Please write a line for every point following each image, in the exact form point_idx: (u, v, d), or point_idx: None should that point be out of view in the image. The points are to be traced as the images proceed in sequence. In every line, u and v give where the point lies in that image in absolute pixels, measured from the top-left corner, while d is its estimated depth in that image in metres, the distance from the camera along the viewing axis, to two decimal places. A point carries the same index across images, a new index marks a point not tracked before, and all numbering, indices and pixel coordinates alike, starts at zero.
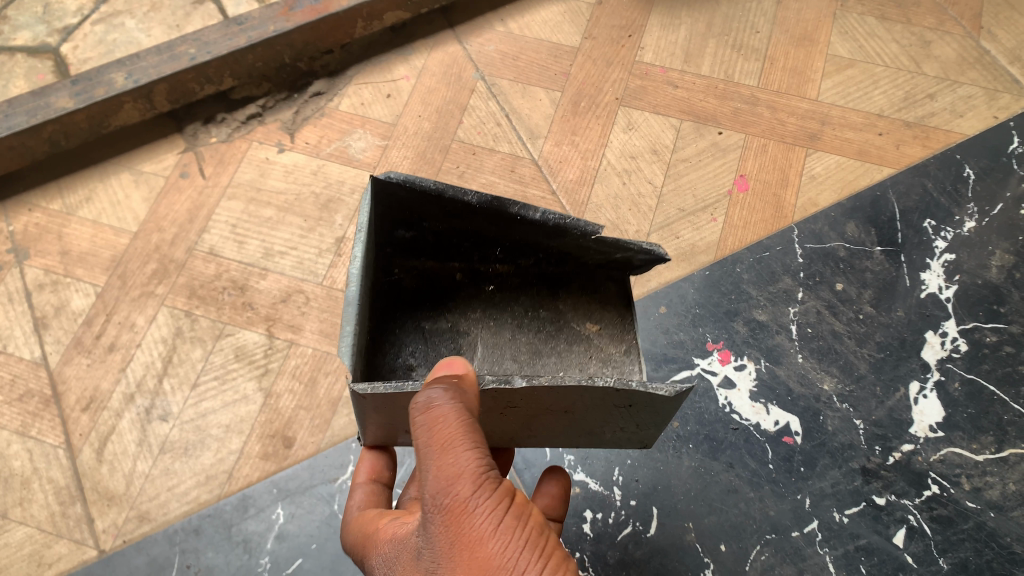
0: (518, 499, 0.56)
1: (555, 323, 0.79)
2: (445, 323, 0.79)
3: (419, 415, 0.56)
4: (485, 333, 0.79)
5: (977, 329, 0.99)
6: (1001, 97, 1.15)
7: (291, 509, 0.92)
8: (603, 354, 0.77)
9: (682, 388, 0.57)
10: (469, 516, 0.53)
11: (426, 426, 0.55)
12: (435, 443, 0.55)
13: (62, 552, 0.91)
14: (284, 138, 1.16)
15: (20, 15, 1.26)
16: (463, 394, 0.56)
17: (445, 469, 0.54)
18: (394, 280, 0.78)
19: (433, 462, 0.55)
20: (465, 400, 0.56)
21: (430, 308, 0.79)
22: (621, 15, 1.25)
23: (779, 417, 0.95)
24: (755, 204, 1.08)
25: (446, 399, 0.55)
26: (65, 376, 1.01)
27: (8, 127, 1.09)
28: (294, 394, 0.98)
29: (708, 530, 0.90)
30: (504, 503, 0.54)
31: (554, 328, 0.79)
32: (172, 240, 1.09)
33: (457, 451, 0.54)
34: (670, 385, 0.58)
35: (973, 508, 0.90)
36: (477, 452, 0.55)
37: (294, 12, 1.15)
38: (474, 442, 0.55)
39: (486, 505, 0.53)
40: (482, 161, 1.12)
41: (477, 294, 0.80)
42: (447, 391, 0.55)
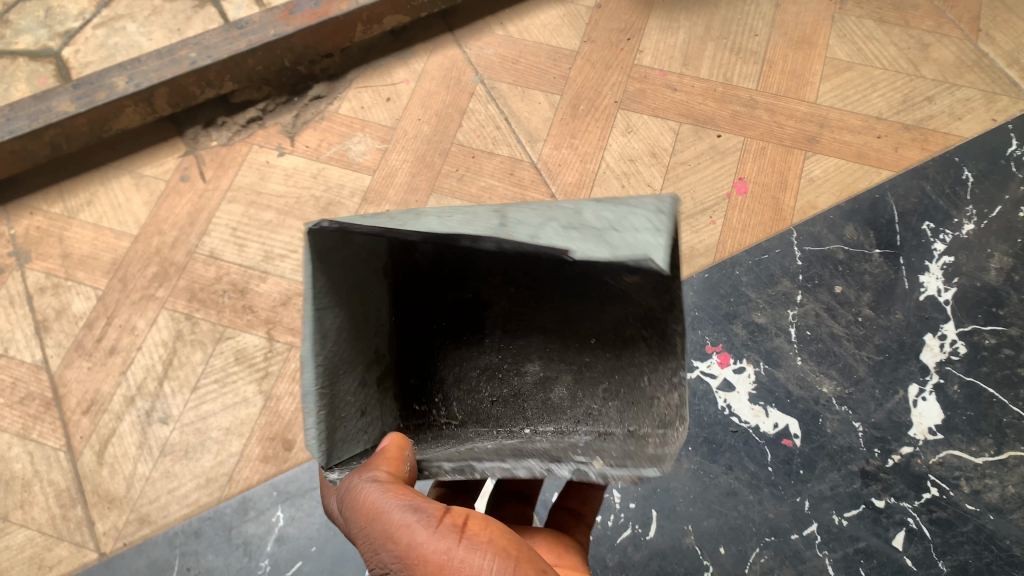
0: (471, 524, 0.54)
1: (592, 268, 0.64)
2: (467, 293, 0.70)
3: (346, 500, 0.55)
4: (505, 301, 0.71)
5: (975, 331, 0.99)
6: (999, 100, 1.15)
7: (291, 511, 0.93)
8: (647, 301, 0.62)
9: (642, 476, 0.49)
10: (425, 564, 0.51)
11: (354, 508, 0.54)
12: (369, 516, 0.54)
13: (63, 555, 0.92)
14: (284, 141, 1.17)
15: (21, 19, 1.26)
16: (377, 467, 0.55)
17: (386, 535, 0.53)
18: (410, 259, 0.64)
19: (375, 532, 0.54)
20: (378, 471, 0.54)
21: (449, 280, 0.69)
22: (621, 18, 1.26)
23: (778, 419, 0.95)
24: (754, 207, 1.08)
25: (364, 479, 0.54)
26: (66, 379, 1.01)
27: (10, 131, 1.09)
28: (294, 397, 0.99)
29: (707, 533, 0.90)
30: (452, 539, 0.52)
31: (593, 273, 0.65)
32: (173, 243, 1.09)
33: (391, 515, 0.53)
34: (630, 472, 0.49)
35: (972, 511, 0.90)
36: (411, 504, 0.54)
37: (294, 16, 1.15)
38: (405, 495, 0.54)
39: (437, 547, 0.52)
40: (482, 164, 1.13)
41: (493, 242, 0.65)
42: (361, 471, 0.55)
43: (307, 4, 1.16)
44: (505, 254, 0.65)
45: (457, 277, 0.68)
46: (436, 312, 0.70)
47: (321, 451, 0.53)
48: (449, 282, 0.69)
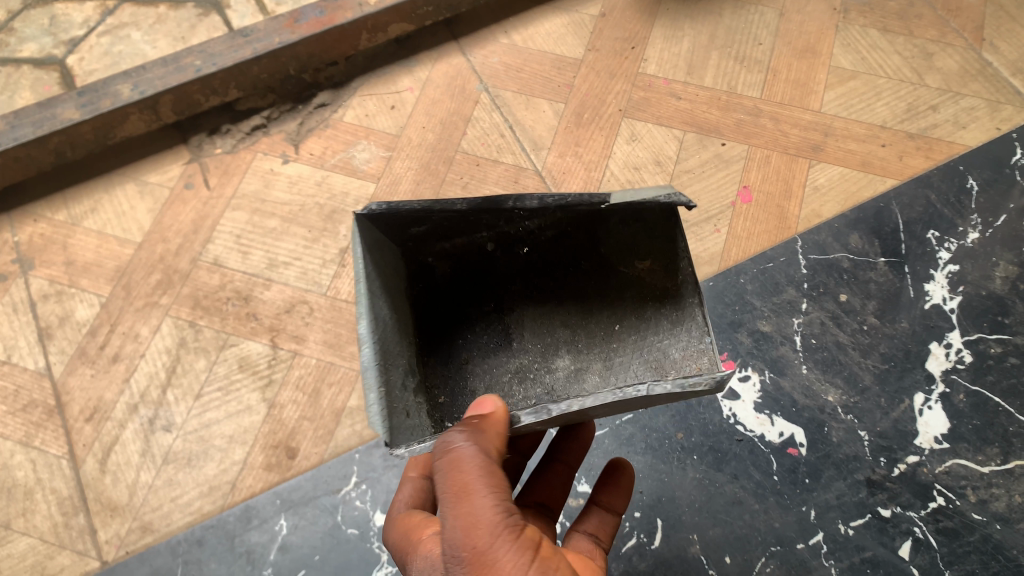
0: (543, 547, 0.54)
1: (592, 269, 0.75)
2: (490, 304, 0.77)
3: (438, 461, 0.55)
4: (532, 308, 0.77)
5: (981, 340, 0.99)
6: (1003, 109, 1.15)
7: (294, 520, 0.92)
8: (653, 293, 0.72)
9: (720, 379, 0.54)
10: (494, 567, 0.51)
11: (446, 470, 0.54)
12: (453, 489, 0.54)
13: (65, 563, 0.91)
14: (289, 149, 1.17)
15: (27, 27, 1.27)
16: (482, 433, 0.56)
17: (467, 520, 0.52)
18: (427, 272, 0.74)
19: (455, 512, 0.53)
20: (484, 445, 0.56)
21: (472, 295, 0.77)
22: (625, 27, 1.26)
23: (783, 428, 0.95)
24: (759, 216, 1.08)
25: (467, 442, 0.55)
26: (69, 386, 1.01)
27: (14, 138, 1.10)
28: (298, 404, 0.98)
29: (712, 542, 0.90)
30: (530, 555, 0.52)
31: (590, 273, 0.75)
32: (176, 250, 1.09)
33: (476, 497, 0.53)
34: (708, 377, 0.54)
35: (978, 520, 0.89)
36: (497, 498, 0.54)
37: (299, 24, 1.16)
38: (494, 486, 0.54)
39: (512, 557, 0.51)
40: (486, 172, 1.13)
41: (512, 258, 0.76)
42: (462, 434, 0.55)
43: (311, 12, 1.17)
44: (532, 251, 0.75)
45: (480, 290, 0.77)
46: (460, 323, 0.76)
47: (380, 422, 0.56)
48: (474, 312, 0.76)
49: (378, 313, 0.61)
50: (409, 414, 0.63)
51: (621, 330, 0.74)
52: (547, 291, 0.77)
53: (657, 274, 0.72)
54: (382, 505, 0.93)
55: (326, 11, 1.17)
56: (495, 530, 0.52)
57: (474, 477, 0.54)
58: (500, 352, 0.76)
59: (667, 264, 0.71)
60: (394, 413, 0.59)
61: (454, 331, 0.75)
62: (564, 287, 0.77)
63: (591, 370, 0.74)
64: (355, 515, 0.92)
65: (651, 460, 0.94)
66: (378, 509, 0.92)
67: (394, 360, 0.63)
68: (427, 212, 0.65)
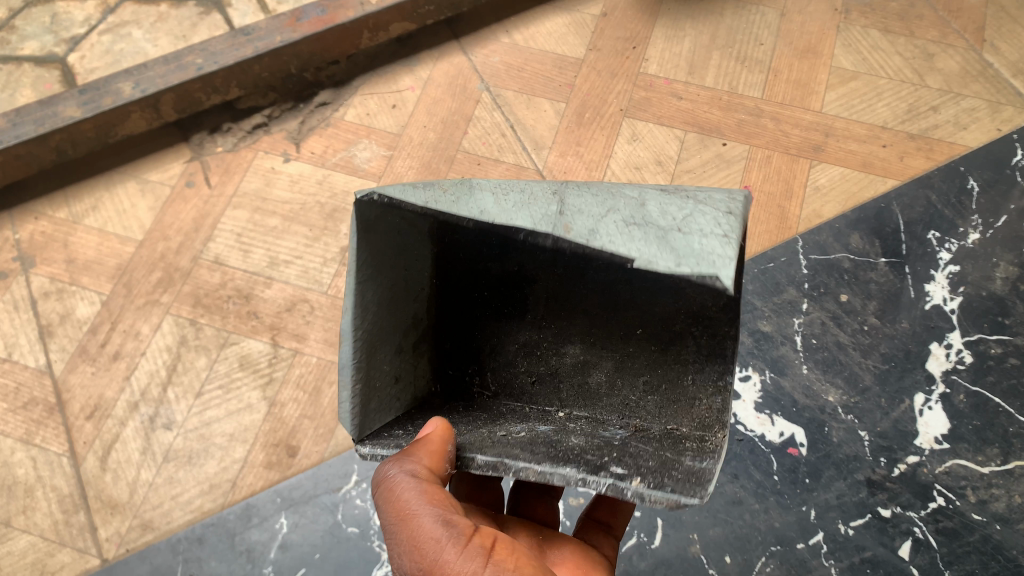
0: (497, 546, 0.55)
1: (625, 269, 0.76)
2: (513, 266, 0.79)
3: (379, 493, 0.57)
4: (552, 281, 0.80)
5: (981, 341, 0.99)
6: (1004, 110, 1.15)
7: (295, 518, 0.92)
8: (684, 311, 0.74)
9: (682, 503, 0.50)
10: None
11: (383, 500, 0.56)
12: (394, 516, 0.56)
13: (65, 560, 0.91)
14: (290, 147, 1.17)
15: (28, 25, 1.27)
16: (407, 457, 0.56)
17: (412, 541, 0.54)
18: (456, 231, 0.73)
19: (401, 536, 0.55)
20: (412, 467, 0.55)
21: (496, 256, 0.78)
22: (626, 27, 1.26)
23: (784, 428, 0.95)
24: (760, 216, 1.08)
25: (396, 469, 0.56)
26: (70, 384, 1.01)
27: (15, 135, 1.10)
28: (298, 403, 0.98)
29: (712, 542, 0.90)
30: (477, 561, 0.53)
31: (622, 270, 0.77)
32: (177, 249, 1.09)
33: (416, 518, 0.55)
34: (669, 495, 0.50)
35: (978, 521, 0.89)
36: (436, 513, 0.55)
37: (301, 23, 1.16)
38: (432, 502, 0.55)
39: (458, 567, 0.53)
40: (487, 171, 1.13)
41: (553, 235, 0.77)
42: (390, 463, 0.57)
43: (313, 11, 1.17)
44: None
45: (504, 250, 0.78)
46: (480, 280, 0.78)
47: (350, 421, 0.57)
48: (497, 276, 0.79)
49: (368, 303, 0.58)
50: (397, 381, 0.65)
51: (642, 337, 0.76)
52: (574, 273, 0.79)
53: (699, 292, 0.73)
54: None
55: (327, 9, 1.17)
56: (441, 541, 0.54)
57: (409, 500, 0.55)
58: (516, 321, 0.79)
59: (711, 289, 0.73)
60: (371, 399, 0.60)
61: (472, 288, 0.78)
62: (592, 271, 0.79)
63: (598, 368, 0.77)
64: (355, 513, 0.92)
65: None
66: None
67: (386, 336, 0.62)
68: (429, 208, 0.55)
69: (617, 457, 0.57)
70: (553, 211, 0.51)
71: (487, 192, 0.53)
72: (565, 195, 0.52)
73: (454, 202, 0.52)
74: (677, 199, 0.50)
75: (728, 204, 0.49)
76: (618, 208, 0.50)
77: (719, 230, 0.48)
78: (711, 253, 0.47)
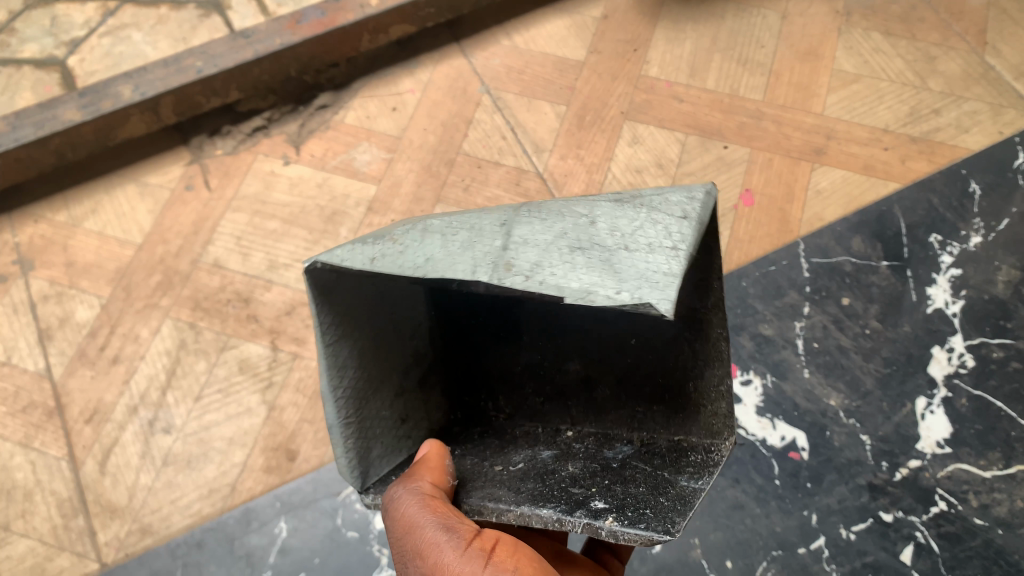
0: (498, 548, 0.55)
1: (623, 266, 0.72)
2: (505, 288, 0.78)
3: (387, 513, 0.59)
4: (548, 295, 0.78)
5: (983, 344, 0.98)
6: (1006, 112, 1.15)
7: (294, 522, 0.92)
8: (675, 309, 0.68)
9: (656, 540, 0.49)
10: None
11: (390, 519, 0.58)
12: (399, 528, 0.57)
13: (64, 565, 0.91)
14: (290, 150, 1.16)
15: (28, 28, 1.27)
16: (412, 474, 0.59)
17: (418, 549, 0.56)
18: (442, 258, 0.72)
19: (408, 547, 0.57)
20: (419, 483, 0.58)
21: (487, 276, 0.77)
22: (627, 29, 1.26)
23: (785, 432, 0.95)
24: (761, 219, 1.08)
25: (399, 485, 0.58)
26: (69, 388, 1.01)
27: (15, 138, 1.10)
28: (298, 407, 0.98)
29: (714, 546, 0.89)
30: (477, 562, 0.54)
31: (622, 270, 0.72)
32: (177, 252, 1.09)
33: (421, 530, 0.56)
34: (643, 534, 0.49)
35: (981, 525, 0.89)
36: (438, 521, 0.56)
37: (301, 25, 1.16)
38: (432, 511, 0.57)
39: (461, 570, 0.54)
40: (487, 174, 1.13)
41: None
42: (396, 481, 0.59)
43: (313, 13, 1.17)
44: None
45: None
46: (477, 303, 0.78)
47: (351, 476, 0.59)
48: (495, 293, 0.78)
49: (346, 359, 0.57)
50: (402, 421, 0.66)
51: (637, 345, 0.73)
52: None
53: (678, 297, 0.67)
54: None
55: (327, 12, 1.17)
56: (440, 546, 0.55)
57: (414, 512, 0.57)
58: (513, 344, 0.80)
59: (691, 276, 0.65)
60: (371, 448, 0.61)
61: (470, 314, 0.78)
62: None
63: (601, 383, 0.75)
64: (355, 518, 0.92)
65: None
66: (378, 512, 0.92)
67: (375, 390, 0.62)
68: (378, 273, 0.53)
69: (597, 494, 0.57)
70: (497, 247, 0.47)
71: (434, 235, 0.49)
72: (514, 232, 0.48)
73: (401, 253, 0.49)
74: (630, 210, 0.48)
75: (684, 209, 0.47)
76: (568, 231, 0.47)
77: (668, 242, 0.45)
78: (655, 273, 0.43)
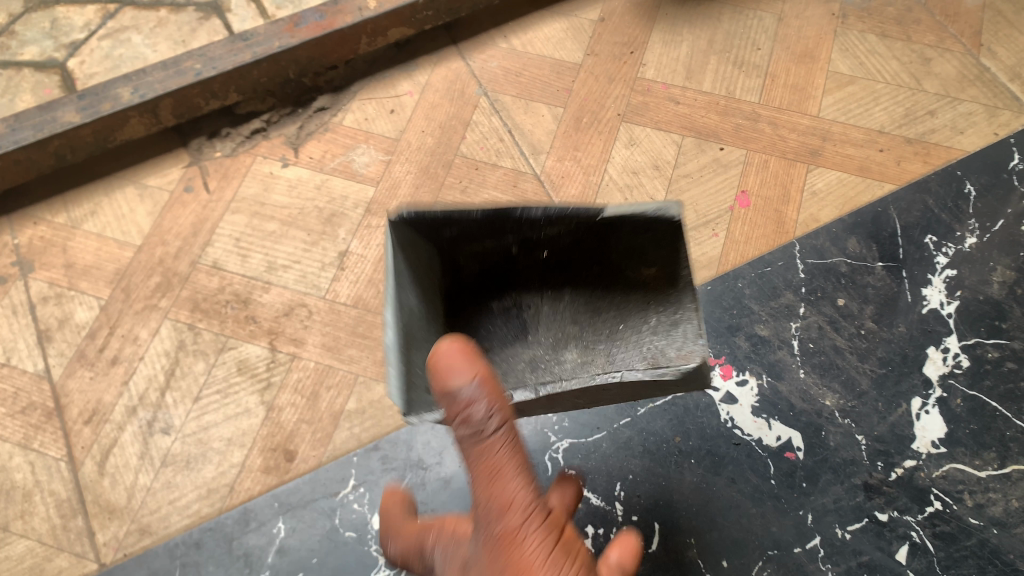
0: (563, 531, 0.61)
1: (608, 280, 0.79)
2: (507, 301, 0.81)
3: (472, 451, 0.61)
4: (547, 306, 0.81)
5: (978, 344, 0.99)
6: (1001, 114, 1.16)
7: (293, 522, 0.92)
8: (660, 296, 0.76)
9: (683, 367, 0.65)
10: (520, 544, 0.59)
11: (478, 456, 0.61)
12: (486, 471, 0.61)
13: (62, 565, 0.91)
14: (288, 152, 1.17)
15: (27, 31, 1.27)
16: (511, 423, 0.61)
17: (497, 499, 0.60)
18: (458, 280, 0.79)
19: (485, 494, 0.60)
20: (515, 439, 0.61)
21: (493, 292, 0.81)
22: (624, 32, 1.27)
23: (781, 432, 0.95)
24: (757, 220, 1.09)
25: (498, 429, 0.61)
26: (68, 389, 1.01)
27: (15, 141, 1.10)
28: (296, 407, 0.99)
29: (710, 545, 0.90)
30: (551, 538, 0.60)
31: (608, 283, 0.80)
32: (176, 253, 1.10)
33: (508, 481, 0.60)
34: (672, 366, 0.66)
35: (976, 525, 0.89)
36: (526, 484, 0.60)
37: (299, 28, 1.17)
38: (524, 473, 0.61)
39: (536, 535, 0.59)
40: (485, 176, 1.14)
41: (534, 262, 0.78)
42: (495, 425, 0.61)
43: (312, 16, 1.18)
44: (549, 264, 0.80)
45: (499, 288, 0.81)
46: (478, 317, 0.80)
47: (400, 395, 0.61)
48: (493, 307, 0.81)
49: (403, 300, 0.66)
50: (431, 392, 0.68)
51: (626, 328, 0.78)
52: (561, 295, 0.81)
53: (663, 280, 0.76)
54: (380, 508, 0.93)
55: (325, 15, 1.18)
56: (520, 507, 0.60)
57: (506, 464, 0.60)
58: (516, 345, 0.80)
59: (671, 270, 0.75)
60: (414, 390, 0.64)
61: (473, 323, 0.79)
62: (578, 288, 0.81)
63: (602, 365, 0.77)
64: (353, 518, 0.92)
65: (648, 463, 0.94)
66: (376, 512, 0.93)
67: (417, 345, 0.68)
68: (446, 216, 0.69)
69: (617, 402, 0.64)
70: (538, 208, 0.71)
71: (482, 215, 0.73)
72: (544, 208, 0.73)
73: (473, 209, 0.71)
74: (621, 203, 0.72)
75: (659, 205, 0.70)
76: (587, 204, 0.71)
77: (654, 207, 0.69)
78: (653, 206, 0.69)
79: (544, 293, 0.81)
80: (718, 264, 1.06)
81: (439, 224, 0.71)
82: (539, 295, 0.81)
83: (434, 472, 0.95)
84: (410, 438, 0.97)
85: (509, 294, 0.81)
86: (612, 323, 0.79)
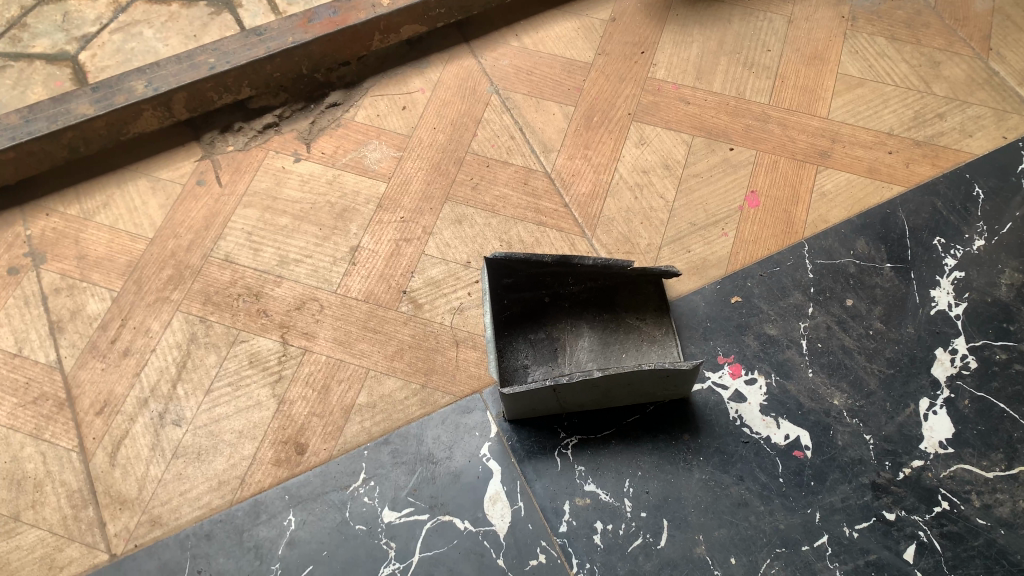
0: None
1: (617, 322, 1.02)
2: (541, 333, 1.01)
3: None
4: (570, 337, 1.01)
5: (986, 346, 1.00)
6: (1009, 117, 1.16)
7: (303, 515, 0.93)
8: (656, 338, 1.00)
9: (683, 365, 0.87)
10: None
11: None
12: None
13: (74, 556, 0.92)
14: (300, 148, 1.18)
15: (40, 23, 1.28)
16: None
17: None
18: (506, 312, 1.01)
19: None
20: None
21: (530, 326, 1.02)
22: (635, 32, 1.27)
23: (789, 431, 0.96)
24: (766, 220, 1.09)
25: None
26: (80, 380, 1.02)
27: (29, 132, 1.11)
28: (307, 401, 0.99)
29: (718, 542, 0.90)
30: None
31: (617, 324, 1.02)
32: (187, 246, 1.10)
33: None
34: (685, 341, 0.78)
35: (983, 525, 0.90)
36: None
37: (313, 24, 1.18)
38: None
39: None
40: (496, 173, 1.14)
41: (564, 304, 1.03)
42: None
43: (325, 12, 1.19)
44: (574, 303, 1.03)
45: (534, 321, 1.02)
46: (517, 347, 1.00)
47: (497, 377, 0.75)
48: (528, 336, 1.01)
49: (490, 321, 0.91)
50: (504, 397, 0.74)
51: (629, 359, 0.99)
52: (583, 326, 1.02)
53: (652, 320, 1.02)
54: (390, 502, 0.93)
55: (339, 11, 1.19)
56: None
57: None
58: (544, 367, 0.99)
59: (660, 319, 1.02)
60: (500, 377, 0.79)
61: (511, 352, 1.00)
62: (598, 322, 1.02)
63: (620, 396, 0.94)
64: (363, 511, 0.93)
65: (657, 460, 0.95)
66: (386, 506, 0.93)
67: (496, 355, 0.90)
68: (521, 262, 0.95)
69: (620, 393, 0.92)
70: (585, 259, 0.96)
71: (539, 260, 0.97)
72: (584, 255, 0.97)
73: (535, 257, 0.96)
74: None
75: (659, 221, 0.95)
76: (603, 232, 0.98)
77: None
78: None
79: (570, 327, 1.02)
80: (727, 263, 1.06)
81: (506, 272, 0.98)
82: (566, 328, 1.02)
83: (444, 467, 0.95)
84: (421, 432, 0.97)
85: (543, 328, 1.02)
86: (619, 353, 1.00)
